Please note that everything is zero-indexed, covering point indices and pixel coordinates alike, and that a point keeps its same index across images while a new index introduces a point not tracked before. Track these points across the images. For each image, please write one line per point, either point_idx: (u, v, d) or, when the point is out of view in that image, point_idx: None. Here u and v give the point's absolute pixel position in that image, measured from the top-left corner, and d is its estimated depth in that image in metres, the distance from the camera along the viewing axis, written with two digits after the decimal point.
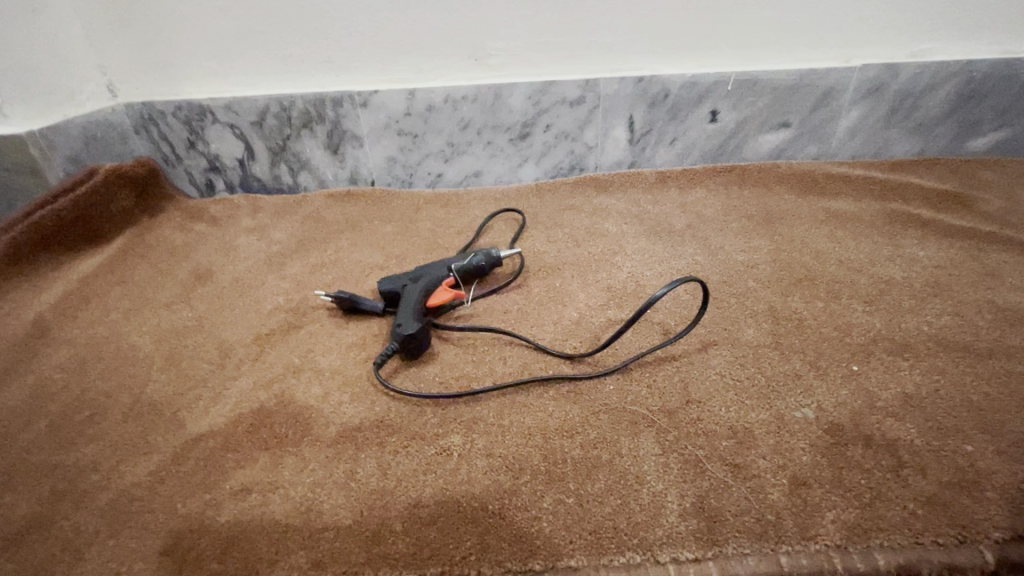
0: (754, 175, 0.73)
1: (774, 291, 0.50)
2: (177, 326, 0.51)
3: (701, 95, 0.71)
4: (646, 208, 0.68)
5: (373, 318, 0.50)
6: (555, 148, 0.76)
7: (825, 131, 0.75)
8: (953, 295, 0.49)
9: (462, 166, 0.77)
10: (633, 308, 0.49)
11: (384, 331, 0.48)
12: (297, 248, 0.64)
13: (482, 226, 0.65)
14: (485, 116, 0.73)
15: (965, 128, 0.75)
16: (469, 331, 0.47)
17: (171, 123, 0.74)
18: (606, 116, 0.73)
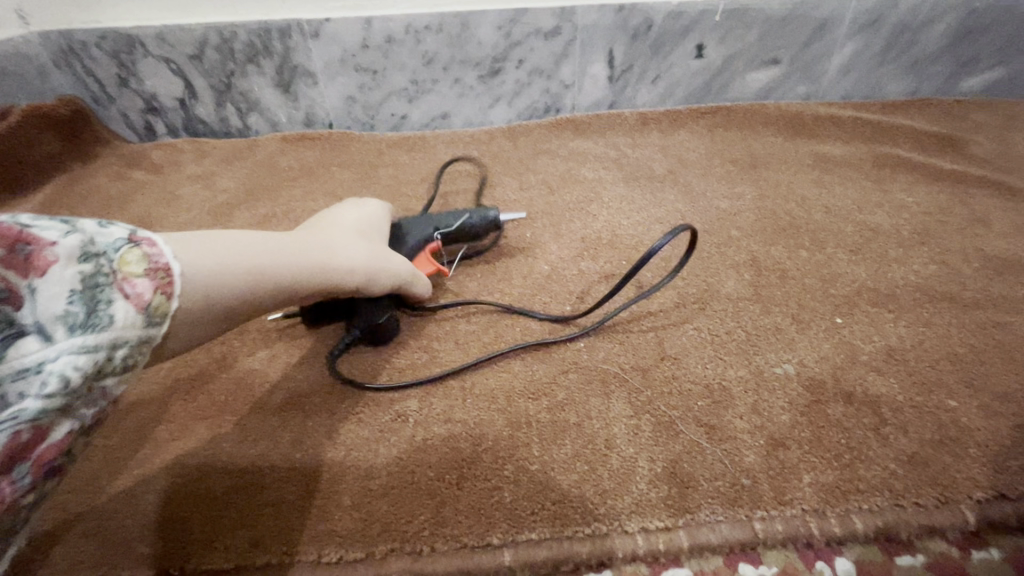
0: (740, 116, 0.69)
1: (757, 240, 0.47)
2: None
3: (687, 26, 0.65)
4: (625, 152, 0.63)
5: None
6: (528, 87, 0.70)
7: (816, 68, 0.70)
8: (941, 243, 0.46)
9: (428, 106, 0.71)
10: (607, 259, 0.46)
11: None
12: (245, 197, 0.58)
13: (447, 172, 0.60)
14: (451, 49, 0.66)
15: (962, 65, 0.71)
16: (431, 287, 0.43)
17: (95, 56, 0.66)
18: (583, 50, 0.67)
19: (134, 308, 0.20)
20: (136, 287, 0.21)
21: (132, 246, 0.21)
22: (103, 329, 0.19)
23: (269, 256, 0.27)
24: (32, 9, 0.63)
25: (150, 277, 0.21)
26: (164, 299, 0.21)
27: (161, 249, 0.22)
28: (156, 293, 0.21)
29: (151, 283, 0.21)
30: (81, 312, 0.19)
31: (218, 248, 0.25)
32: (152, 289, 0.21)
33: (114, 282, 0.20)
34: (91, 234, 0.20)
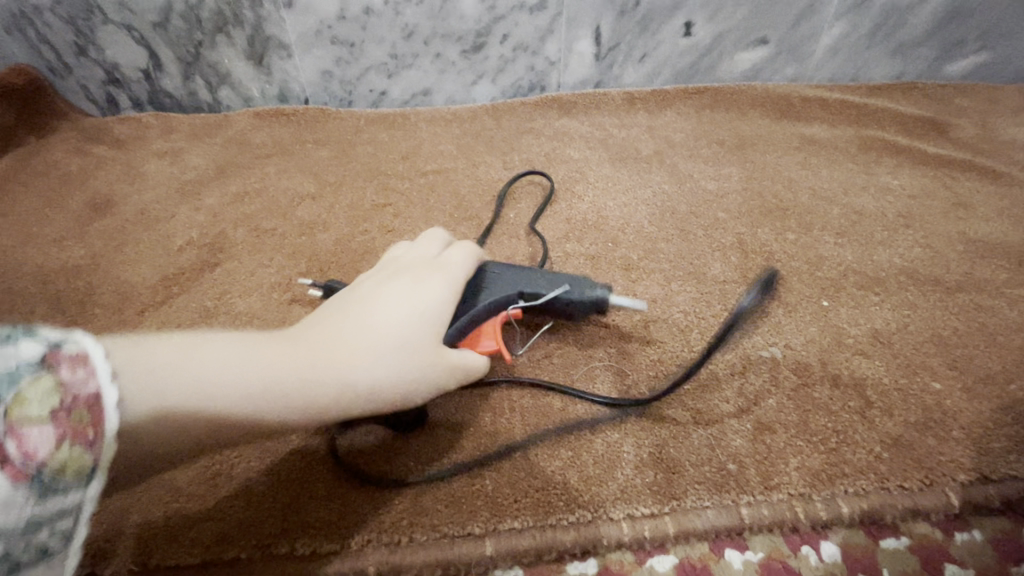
0: (728, 96, 0.68)
1: (744, 222, 0.47)
2: (69, 267, 0.45)
3: (675, 2, 0.64)
4: (611, 132, 0.62)
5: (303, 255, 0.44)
6: (512, 64, 0.68)
7: (804, 49, 0.69)
8: (925, 226, 0.46)
9: (409, 82, 0.68)
10: (593, 241, 0.45)
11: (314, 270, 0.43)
12: (215, 174, 0.56)
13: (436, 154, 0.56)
14: (433, 22, 0.63)
15: (947, 49, 0.70)
16: None
17: (50, 22, 0.61)
18: (570, 25, 0.65)
19: (22, 472, 0.17)
20: (33, 440, 0.17)
21: (53, 374, 0.18)
22: None
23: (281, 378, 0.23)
24: None
25: (61, 422, 0.18)
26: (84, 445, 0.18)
27: (89, 376, 0.19)
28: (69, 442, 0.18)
29: (76, 423, 0.18)
30: None
31: (203, 365, 0.22)
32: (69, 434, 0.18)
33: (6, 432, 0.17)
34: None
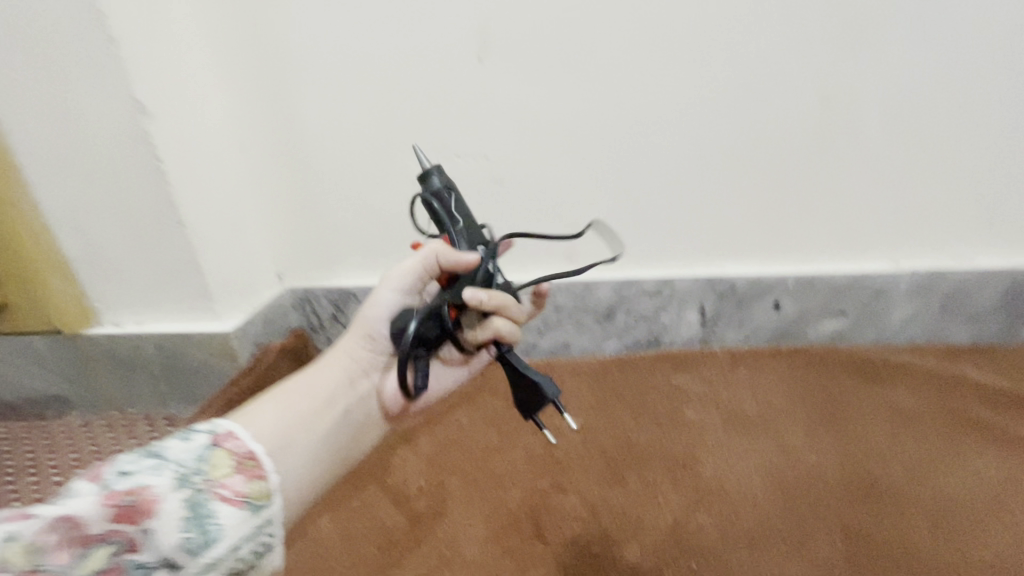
0: (818, 362, 0.83)
1: (845, 501, 0.63)
2: (348, 505, 0.68)
3: (764, 290, 0.84)
4: (720, 392, 0.80)
5: (513, 505, 0.66)
6: (635, 328, 0.88)
7: (880, 318, 0.83)
8: (1008, 520, 0.60)
9: (554, 338, 0.90)
10: (719, 509, 0.63)
11: (524, 526, 0.63)
12: (426, 423, 0.80)
13: (598, 425, 0.77)
14: (575, 302, 0.88)
15: (1018, 321, 0.82)
16: (607, 524, 0.63)
17: (322, 303, 0.92)
18: (680, 304, 0.86)
19: (236, 506, 0.39)
20: (238, 485, 0.40)
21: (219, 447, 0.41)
22: (217, 541, 0.37)
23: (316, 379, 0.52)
24: (289, 270, 0.92)
25: (241, 470, 0.41)
26: (247, 453, 0.42)
27: (233, 436, 0.43)
28: (236, 455, 0.41)
29: (226, 447, 0.41)
30: (196, 537, 0.36)
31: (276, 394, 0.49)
32: (239, 452, 0.42)
33: (213, 490, 0.39)
34: (181, 461, 0.39)
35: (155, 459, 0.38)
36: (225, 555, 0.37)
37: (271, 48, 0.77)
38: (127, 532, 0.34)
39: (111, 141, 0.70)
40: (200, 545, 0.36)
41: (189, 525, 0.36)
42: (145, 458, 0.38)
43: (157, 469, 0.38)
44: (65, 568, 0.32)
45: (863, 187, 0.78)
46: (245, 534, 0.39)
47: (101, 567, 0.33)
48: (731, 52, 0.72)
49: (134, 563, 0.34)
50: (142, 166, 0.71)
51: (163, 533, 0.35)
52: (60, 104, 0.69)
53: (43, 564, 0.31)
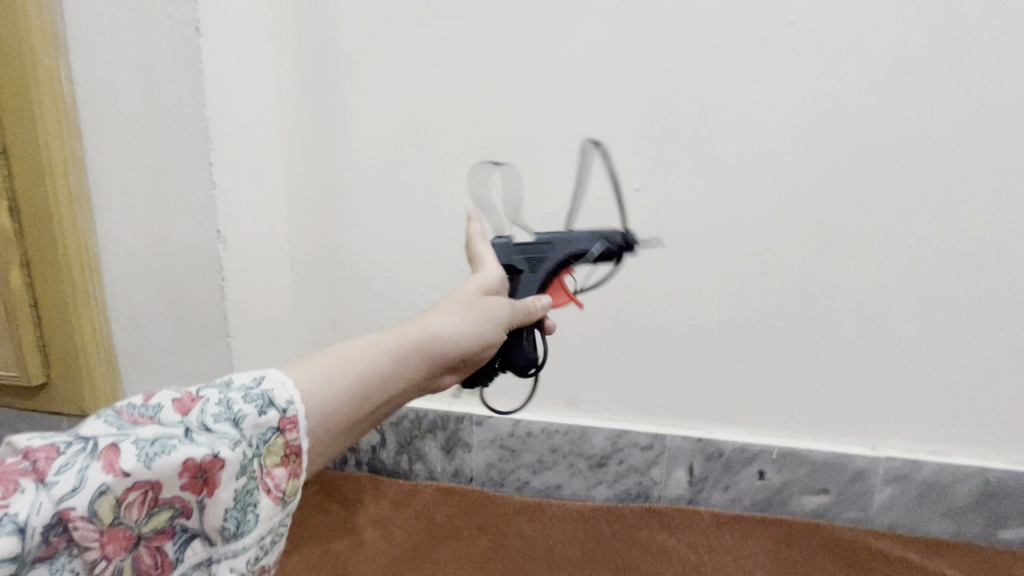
0: (799, 537, 0.86)
1: None
2: None
3: (750, 457, 0.89)
4: (703, 556, 0.83)
5: None
6: (625, 477, 0.92)
7: (861, 500, 0.87)
8: None
9: (547, 477, 0.94)
10: None
11: None
12: (413, 554, 0.83)
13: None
14: (571, 445, 0.92)
15: (996, 519, 0.85)
16: None
17: None
18: (669, 461, 0.91)
19: (271, 500, 0.39)
20: (276, 479, 0.40)
21: (279, 435, 0.40)
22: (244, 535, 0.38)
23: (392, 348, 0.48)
24: None
25: (285, 464, 0.40)
26: (301, 447, 0.41)
27: (297, 430, 0.41)
28: (291, 446, 0.40)
29: (287, 434, 0.40)
30: (230, 527, 0.38)
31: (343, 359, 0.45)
32: (293, 446, 0.41)
33: (259, 478, 0.39)
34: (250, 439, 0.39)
35: (231, 427, 0.39)
36: (253, 546, 0.38)
37: (336, 192, 0.91)
38: (188, 502, 0.37)
39: (185, 259, 0.82)
40: (232, 535, 0.38)
41: (230, 515, 0.38)
42: (224, 416, 0.39)
43: (228, 441, 0.38)
44: (134, 523, 0.35)
45: (838, 374, 0.86)
46: (273, 530, 0.39)
47: (159, 526, 0.36)
48: (722, 249, 0.85)
49: (185, 527, 0.37)
50: (207, 284, 0.82)
51: (211, 515, 0.37)
52: (152, 225, 0.81)
53: (120, 517, 0.35)
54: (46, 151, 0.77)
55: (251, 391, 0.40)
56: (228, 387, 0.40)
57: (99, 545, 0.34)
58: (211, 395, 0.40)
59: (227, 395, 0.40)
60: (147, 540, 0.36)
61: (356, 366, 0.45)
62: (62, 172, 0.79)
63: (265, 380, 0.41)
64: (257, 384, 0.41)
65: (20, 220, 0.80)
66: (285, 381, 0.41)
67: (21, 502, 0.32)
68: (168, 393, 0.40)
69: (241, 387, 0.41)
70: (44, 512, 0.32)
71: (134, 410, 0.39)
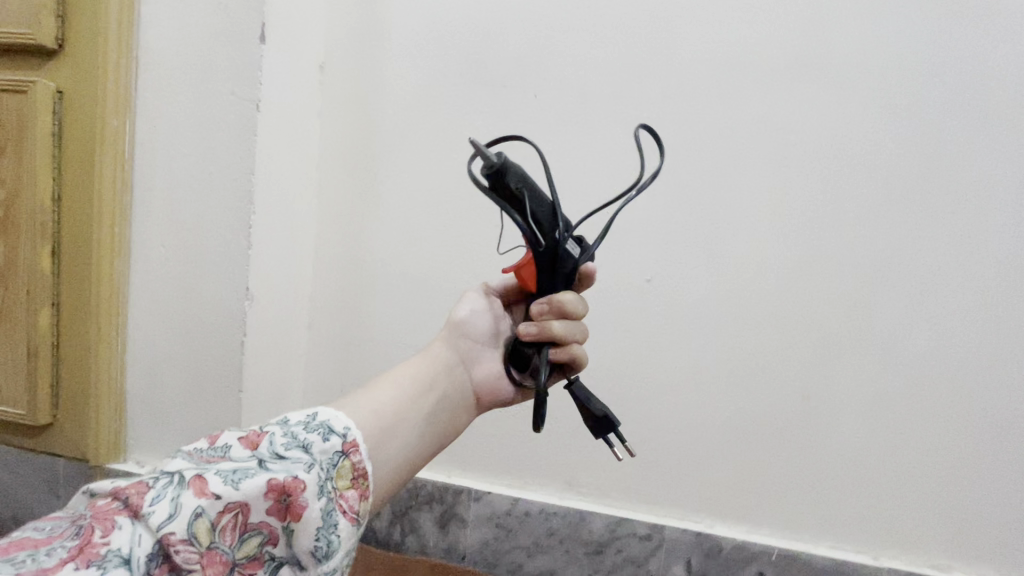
0: None
1: None
2: None
3: (749, 557, 0.87)
4: None
5: None
6: (622, 568, 0.90)
7: None
8: None
9: (541, 562, 0.92)
10: None
11: None
12: None
13: None
14: (568, 529, 0.91)
15: None
16: None
17: None
18: (667, 554, 0.89)
19: (349, 521, 0.48)
20: (349, 502, 0.49)
21: (345, 462, 0.50)
22: (332, 555, 0.45)
23: (414, 366, 0.64)
24: None
25: (353, 488, 0.50)
26: (365, 470, 0.51)
27: (360, 451, 0.52)
28: (356, 469, 0.51)
29: (350, 458, 0.51)
30: (322, 547, 0.45)
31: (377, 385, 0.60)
32: (357, 468, 0.51)
33: (336, 503, 0.48)
34: (323, 468, 0.48)
35: (303, 452, 0.48)
36: (337, 564, 0.46)
37: (361, 257, 0.96)
38: (273, 527, 0.44)
39: (210, 312, 0.85)
40: (322, 555, 0.45)
41: (319, 533, 0.45)
42: (294, 444, 0.48)
43: (304, 463, 0.47)
44: (227, 548, 0.42)
45: (839, 476, 0.87)
46: (350, 547, 0.47)
47: (249, 552, 0.44)
48: (729, 344, 0.88)
49: (273, 554, 0.45)
50: (229, 336, 0.84)
51: (299, 537, 0.44)
52: (185, 278, 0.85)
53: (214, 542, 0.42)
54: (100, 206, 0.84)
55: (311, 422, 0.51)
56: (287, 423, 0.50)
57: (199, 568, 0.41)
58: (275, 428, 0.49)
59: (289, 428, 0.50)
60: (241, 566, 0.43)
61: (388, 385, 0.61)
62: (109, 223, 0.85)
63: (320, 414, 0.52)
64: (313, 416, 0.52)
65: (60, 266, 0.86)
66: (333, 411, 0.53)
67: (120, 537, 0.39)
68: (234, 433, 0.49)
69: (298, 420, 0.51)
70: (146, 543, 0.40)
71: (203, 452, 0.47)
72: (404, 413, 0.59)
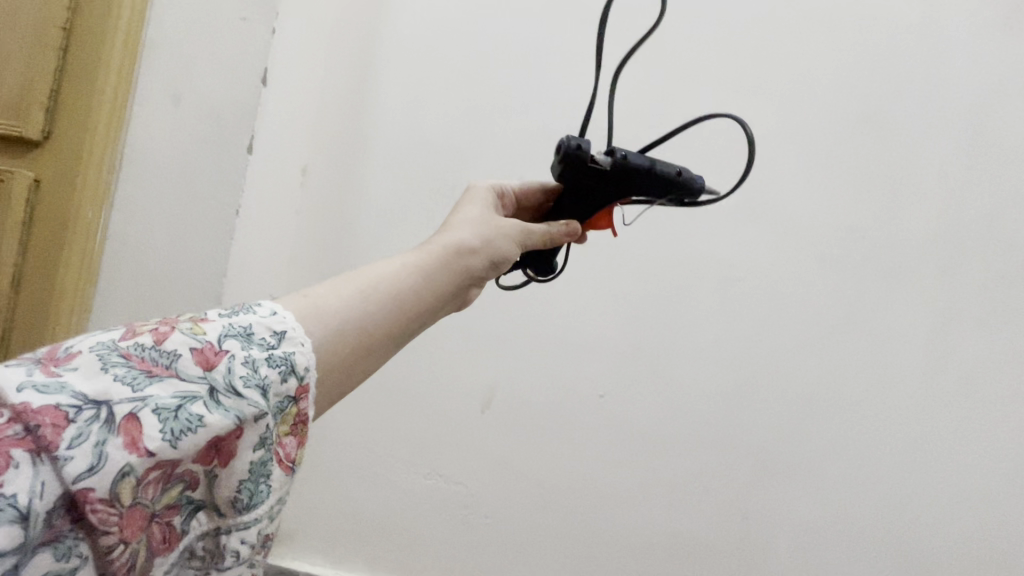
0: None
1: None
2: None
3: None
4: None
5: None
6: None
7: None
8: None
9: None
10: None
11: None
12: None
13: None
14: None
15: None
16: None
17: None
18: None
19: (283, 471, 0.40)
20: (287, 450, 0.40)
21: (294, 402, 0.41)
22: (258, 515, 0.38)
23: (393, 273, 0.49)
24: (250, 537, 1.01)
25: (293, 435, 0.41)
26: (309, 417, 0.42)
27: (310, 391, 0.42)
28: (301, 415, 0.41)
29: (300, 403, 0.41)
30: (244, 500, 0.37)
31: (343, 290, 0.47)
32: (303, 413, 0.42)
33: (274, 451, 0.39)
34: (269, 407, 0.39)
35: (260, 393, 0.39)
36: (264, 516, 0.38)
37: None
38: (200, 472, 0.36)
39: None
40: (244, 506, 0.37)
41: (246, 487, 0.37)
42: (252, 381, 0.39)
43: (257, 404, 0.38)
44: (150, 502, 0.34)
45: None
46: (284, 500, 0.40)
47: (170, 501, 0.35)
48: (674, 461, 0.93)
49: (192, 499, 0.37)
50: None
51: (225, 485, 0.37)
52: None
53: (138, 497, 0.33)
54: (59, 299, 0.84)
55: (275, 355, 0.41)
56: (249, 341, 0.41)
57: (118, 530, 0.32)
58: (235, 353, 0.39)
59: (251, 355, 0.40)
60: (157, 515, 0.35)
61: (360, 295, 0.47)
62: (68, 311, 0.85)
63: (287, 340, 0.42)
64: (278, 346, 0.41)
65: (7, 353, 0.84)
66: (304, 338, 0.43)
67: (15, 479, 0.30)
68: (184, 342, 0.38)
69: (262, 344, 0.41)
70: (49, 486, 0.30)
71: (141, 356, 0.37)
72: (397, 313, 0.48)
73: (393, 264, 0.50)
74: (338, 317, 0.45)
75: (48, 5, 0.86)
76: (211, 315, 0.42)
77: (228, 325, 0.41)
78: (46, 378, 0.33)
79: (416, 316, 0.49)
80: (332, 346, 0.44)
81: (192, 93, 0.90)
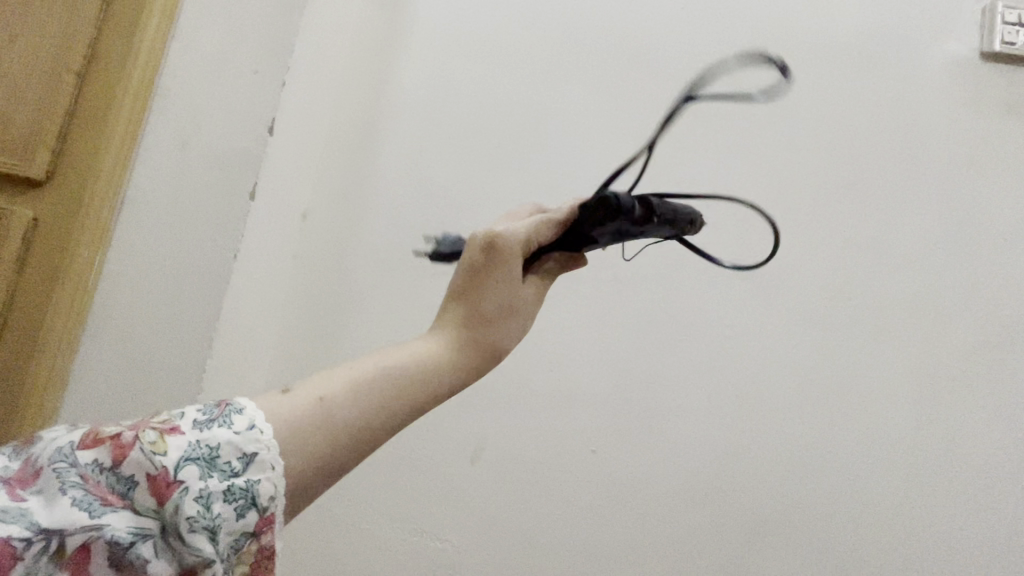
0: None
1: None
2: None
3: None
4: None
5: None
6: None
7: None
8: None
9: None
10: None
11: None
12: None
13: None
14: None
15: None
16: None
17: None
18: None
19: None
20: None
21: (254, 538, 0.41)
22: None
23: (406, 358, 0.51)
24: None
25: (257, 574, 0.42)
26: (274, 553, 0.42)
27: (273, 525, 0.42)
28: (263, 551, 0.42)
29: (260, 537, 0.41)
30: None
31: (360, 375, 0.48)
32: (266, 549, 0.42)
33: None
34: (225, 550, 0.40)
35: (213, 533, 0.39)
36: None
37: None
38: None
39: None
40: None
41: None
42: (202, 523, 0.39)
43: (207, 548, 0.39)
44: None
45: None
46: None
47: None
48: (665, 521, 0.91)
49: None
50: None
51: None
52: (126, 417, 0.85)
53: None
54: (45, 337, 0.83)
55: (236, 485, 0.41)
56: (211, 470, 0.41)
57: None
58: (190, 485, 0.40)
59: (207, 486, 0.40)
60: None
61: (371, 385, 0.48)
62: (50, 356, 0.83)
63: (253, 465, 0.42)
64: (242, 472, 0.41)
65: None
66: (275, 463, 0.42)
67: None
68: (140, 467, 0.39)
69: (223, 471, 0.41)
70: None
71: (105, 483, 0.39)
72: (398, 396, 0.49)
73: (410, 346, 0.51)
74: (352, 414, 0.46)
75: (62, 53, 0.89)
76: (184, 427, 0.42)
77: (194, 444, 0.41)
78: (9, 502, 0.37)
79: (426, 400, 0.50)
80: (355, 427, 0.46)
81: (197, 140, 0.91)
